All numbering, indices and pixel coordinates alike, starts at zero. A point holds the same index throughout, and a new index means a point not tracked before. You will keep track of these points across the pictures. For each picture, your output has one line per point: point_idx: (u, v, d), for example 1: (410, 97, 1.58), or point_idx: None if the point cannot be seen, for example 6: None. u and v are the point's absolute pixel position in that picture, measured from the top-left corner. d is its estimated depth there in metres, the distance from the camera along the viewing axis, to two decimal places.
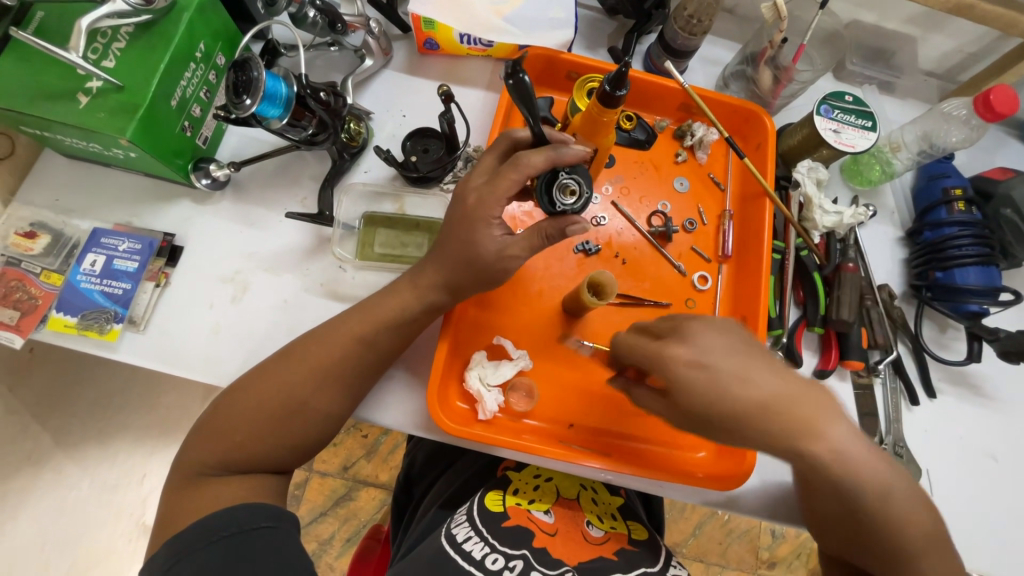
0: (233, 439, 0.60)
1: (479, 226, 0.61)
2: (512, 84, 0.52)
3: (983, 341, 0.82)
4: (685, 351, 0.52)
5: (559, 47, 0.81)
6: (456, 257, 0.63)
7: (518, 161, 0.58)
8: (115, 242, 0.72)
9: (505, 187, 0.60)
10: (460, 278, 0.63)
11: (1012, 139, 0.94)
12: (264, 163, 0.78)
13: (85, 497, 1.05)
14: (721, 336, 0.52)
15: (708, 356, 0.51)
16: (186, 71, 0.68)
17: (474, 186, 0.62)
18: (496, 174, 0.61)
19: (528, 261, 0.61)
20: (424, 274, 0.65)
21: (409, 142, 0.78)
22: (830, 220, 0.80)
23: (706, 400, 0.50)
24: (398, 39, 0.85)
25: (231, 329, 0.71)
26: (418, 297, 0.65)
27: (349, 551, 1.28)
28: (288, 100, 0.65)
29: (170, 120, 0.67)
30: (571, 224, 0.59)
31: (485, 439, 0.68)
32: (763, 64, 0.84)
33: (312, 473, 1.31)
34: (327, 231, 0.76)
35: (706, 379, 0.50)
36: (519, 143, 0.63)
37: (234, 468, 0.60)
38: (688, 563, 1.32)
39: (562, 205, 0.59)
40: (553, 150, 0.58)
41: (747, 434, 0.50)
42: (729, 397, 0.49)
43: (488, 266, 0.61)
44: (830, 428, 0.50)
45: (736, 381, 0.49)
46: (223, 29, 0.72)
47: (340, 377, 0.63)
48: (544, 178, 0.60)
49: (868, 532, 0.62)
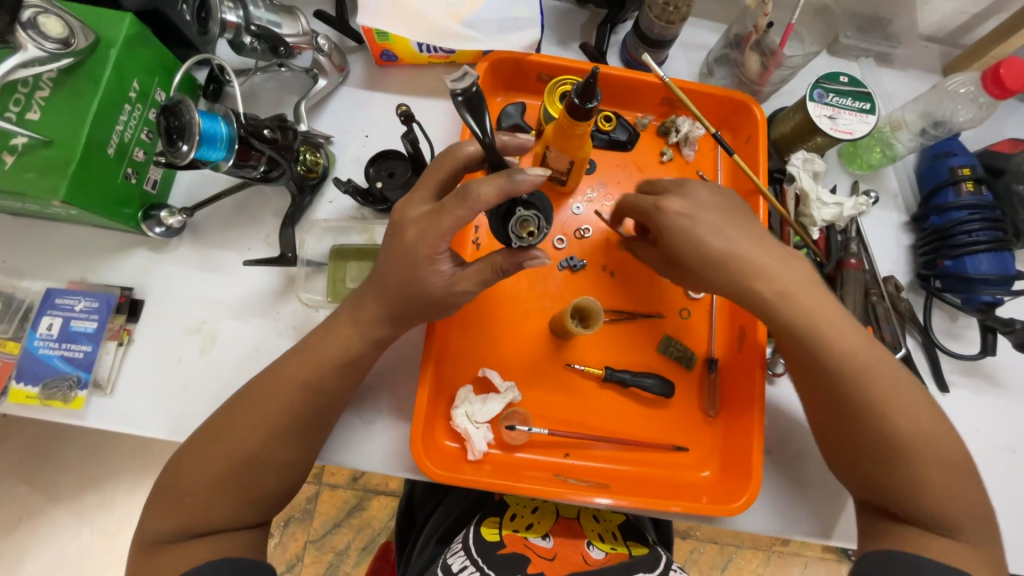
0: (182, 501, 0.57)
1: (414, 256, 0.56)
2: (461, 100, 0.48)
3: (998, 332, 0.77)
4: (679, 203, 0.62)
5: (527, 49, 0.74)
6: (400, 293, 0.58)
7: (465, 195, 0.52)
8: (71, 301, 0.68)
9: (449, 223, 0.54)
10: (399, 304, 0.59)
11: (1022, 104, 0.87)
12: (222, 203, 0.73)
13: (85, 545, 1.03)
14: (714, 198, 0.63)
15: (698, 208, 0.61)
16: (121, 113, 0.63)
17: (412, 218, 0.56)
18: (440, 204, 0.54)
19: (475, 287, 0.58)
20: (364, 307, 0.60)
21: (372, 168, 0.72)
22: (829, 212, 0.75)
23: (681, 244, 0.61)
24: (353, 51, 0.79)
25: (202, 384, 0.67)
26: (357, 329, 0.60)
27: (367, 559, 1.27)
28: (231, 139, 0.58)
29: (109, 169, 0.62)
30: (528, 258, 0.55)
31: (475, 484, 0.65)
32: (749, 48, 0.78)
33: (322, 486, 1.30)
34: (292, 272, 0.71)
35: (688, 228, 0.61)
36: (470, 160, 0.58)
37: (196, 530, 0.57)
38: (702, 546, 1.30)
39: (517, 241, 0.54)
40: (508, 178, 0.50)
41: (710, 274, 0.61)
42: (703, 244, 0.60)
43: (432, 294, 0.58)
44: (780, 280, 0.60)
45: (710, 232, 0.60)
46: (159, 62, 0.67)
47: (303, 420, 0.60)
48: (500, 207, 0.54)
49: (888, 455, 0.57)
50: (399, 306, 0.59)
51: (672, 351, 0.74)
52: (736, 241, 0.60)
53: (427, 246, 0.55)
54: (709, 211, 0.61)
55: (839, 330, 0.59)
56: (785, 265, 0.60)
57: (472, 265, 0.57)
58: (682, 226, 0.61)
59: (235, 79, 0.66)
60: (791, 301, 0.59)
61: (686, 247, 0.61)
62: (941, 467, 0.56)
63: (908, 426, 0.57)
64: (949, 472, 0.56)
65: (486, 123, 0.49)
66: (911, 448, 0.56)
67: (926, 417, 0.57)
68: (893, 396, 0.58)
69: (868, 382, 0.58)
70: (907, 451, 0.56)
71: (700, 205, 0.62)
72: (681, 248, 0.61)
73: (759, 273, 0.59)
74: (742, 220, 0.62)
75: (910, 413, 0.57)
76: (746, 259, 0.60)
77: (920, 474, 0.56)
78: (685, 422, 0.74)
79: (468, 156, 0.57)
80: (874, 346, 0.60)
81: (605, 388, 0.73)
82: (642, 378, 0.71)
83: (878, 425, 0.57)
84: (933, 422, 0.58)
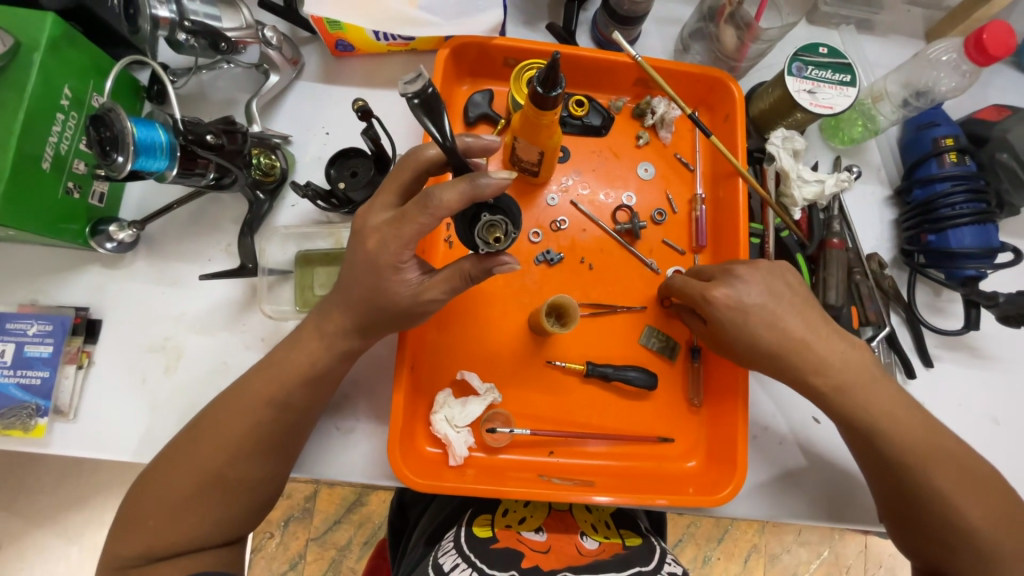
0: (144, 524, 0.55)
1: (377, 265, 0.53)
2: (414, 104, 0.43)
3: (981, 306, 0.76)
4: (726, 291, 0.60)
5: (489, 33, 0.70)
6: (366, 303, 0.55)
7: (428, 200, 0.49)
8: (23, 325, 0.64)
9: (413, 230, 0.51)
10: (364, 315, 0.56)
11: (1006, 68, 0.84)
12: (176, 213, 0.70)
13: (75, 563, 1.02)
14: (760, 281, 0.60)
15: (745, 298, 0.59)
16: (53, 124, 0.58)
17: (375, 225, 0.53)
18: (401, 211, 0.51)
19: (445, 295, 0.55)
20: (330, 319, 0.58)
21: (333, 169, 0.68)
22: (810, 191, 0.73)
23: (735, 335, 0.60)
24: (307, 42, 0.75)
25: (169, 404, 0.65)
26: (324, 342, 0.58)
27: (368, 554, 1.27)
28: (171, 147, 0.55)
29: (46, 185, 0.58)
30: (497, 263, 0.52)
31: (458, 490, 0.63)
32: (723, 22, 0.74)
33: (320, 485, 1.29)
34: (254, 282, 0.68)
35: (739, 318, 0.60)
36: (431, 164, 0.55)
37: (161, 552, 0.55)
38: (699, 520, 1.27)
39: (484, 246, 0.52)
40: (471, 183, 0.47)
41: (763, 362, 0.61)
42: (755, 338, 0.60)
43: (398, 303, 0.55)
44: (837, 368, 0.59)
45: (762, 324, 0.59)
46: (92, 64, 0.62)
47: (273, 437, 0.58)
48: (465, 212, 0.52)
49: (947, 525, 0.58)
50: (365, 315, 0.56)
51: (654, 342, 0.73)
52: (790, 331, 0.59)
53: (391, 253, 0.53)
54: (761, 301, 0.59)
55: (893, 412, 0.60)
56: (838, 353, 0.60)
57: (440, 272, 0.55)
58: (734, 317, 0.60)
59: (166, 79, 0.60)
60: (844, 388, 0.60)
61: (742, 338, 0.60)
62: (1000, 536, 0.57)
63: (971, 506, 0.58)
64: (1008, 541, 0.57)
65: (445, 126, 0.44)
66: (970, 521, 0.57)
67: (983, 492, 0.59)
68: (951, 473, 0.59)
69: (920, 459, 0.59)
70: (970, 526, 0.57)
71: (753, 295, 0.60)
72: (736, 339, 0.61)
73: (813, 363, 0.59)
74: (801, 305, 0.60)
75: (972, 495, 0.58)
76: (807, 349, 0.59)
77: (980, 542, 0.57)
78: (670, 412, 0.73)
79: (429, 160, 0.54)
80: (931, 426, 0.60)
81: (588, 383, 0.72)
82: (625, 372, 0.70)
83: (939, 494, 0.58)
84: (994, 497, 0.59)
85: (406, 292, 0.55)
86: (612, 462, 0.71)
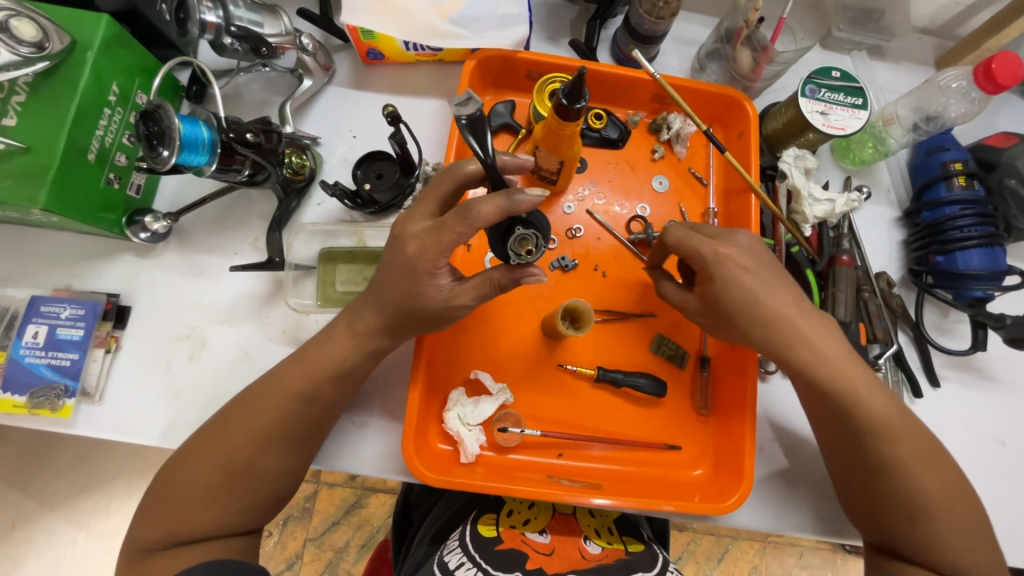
0: (171, 508, 0.57)
1: (414, 270, 0.56)
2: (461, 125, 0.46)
3: (988, 328, 0.78)
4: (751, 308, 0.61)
5: (516, 47, 0.73)
6: (397, 305, 0.58)
7: (467, 212, 0.51)
8: (57, 309, 0.67)
9: (451, 240, 0.53)
10: (396, 317, 0.58)
11: (1015, 97, 0.86)
12: (206, 207, 0.72)
13: (82, 550, 1.04)
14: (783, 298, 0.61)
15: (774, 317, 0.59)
16: (100, 118, 0.61)
17: (415, 232, 0.56)
18: (441, 220, 0.54)
19: (474, 301, 0.57)
20: (362, 319, 0.60)
21: (359, 170, 0.71)
22: (821, 209, 0.75)
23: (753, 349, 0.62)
24: (339, 50, 0.78)
25: (191, 390, 0.67)
26: (355, 340, 0.60)
27: (365, 557, 1.28)
28: (213, 144, 0.57)
29: (90, 174, 0.61)
30: (526, 276, 0.55)
31: (468, 487, 0.65)
32: (740, 43, 0.77)
33: (320, 485, 1.30)
34: (280, 277, 0.70)
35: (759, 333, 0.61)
36: (470, 179, 0.57)
37: (185, 536, 0.56)
38: (699, 537, 1.26)
39: (514, 257, 0.54)
40: (507, 198, 0.50)
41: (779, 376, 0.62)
42: (774, 353, 0.61)
43: (430, 307, 0.57)
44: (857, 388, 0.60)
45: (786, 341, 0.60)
46: (139, 63, 0.65)
47: (298, 427, 0.60)
48: (499, 226, 0.53)
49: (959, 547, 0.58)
50: (396, 317, 0.58)
51: (664, 351, 0.74)
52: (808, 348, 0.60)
53: (426, 258, 0.55)
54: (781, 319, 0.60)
55: (908, 426, 0.60)
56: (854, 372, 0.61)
57: (470, 279, 0.57)
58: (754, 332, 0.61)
59: (213, 79, 0.64)
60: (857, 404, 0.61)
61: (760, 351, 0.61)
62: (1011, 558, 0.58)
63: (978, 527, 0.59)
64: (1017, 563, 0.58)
65: (487, 142, 0.47)
66: (980, 542, 0.58)
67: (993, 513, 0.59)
68: (961, 493, 0.59)
69: (933, 476, 0.59)
70: (979, 546, 0.58)
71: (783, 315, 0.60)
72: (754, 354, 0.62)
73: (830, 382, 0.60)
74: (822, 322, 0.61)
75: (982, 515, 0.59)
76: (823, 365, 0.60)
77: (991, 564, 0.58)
78: (678, 420, 0.74)
79: (469, 175, 0.56)
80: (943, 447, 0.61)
81: (598, 388, 0.73)
82: (635, 378, 0.71)
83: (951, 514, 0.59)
84: None
85: (437, 296, 0.57)
86: (618, 467, 0.72)
